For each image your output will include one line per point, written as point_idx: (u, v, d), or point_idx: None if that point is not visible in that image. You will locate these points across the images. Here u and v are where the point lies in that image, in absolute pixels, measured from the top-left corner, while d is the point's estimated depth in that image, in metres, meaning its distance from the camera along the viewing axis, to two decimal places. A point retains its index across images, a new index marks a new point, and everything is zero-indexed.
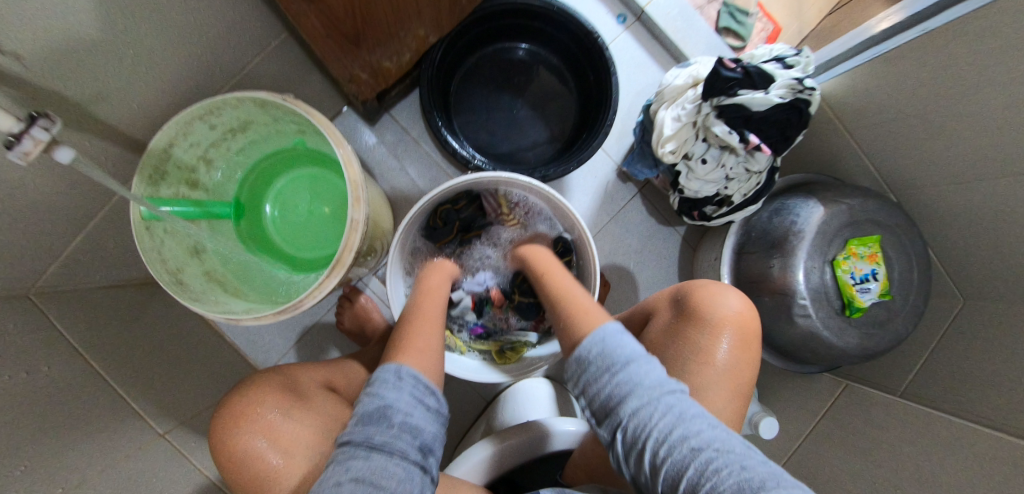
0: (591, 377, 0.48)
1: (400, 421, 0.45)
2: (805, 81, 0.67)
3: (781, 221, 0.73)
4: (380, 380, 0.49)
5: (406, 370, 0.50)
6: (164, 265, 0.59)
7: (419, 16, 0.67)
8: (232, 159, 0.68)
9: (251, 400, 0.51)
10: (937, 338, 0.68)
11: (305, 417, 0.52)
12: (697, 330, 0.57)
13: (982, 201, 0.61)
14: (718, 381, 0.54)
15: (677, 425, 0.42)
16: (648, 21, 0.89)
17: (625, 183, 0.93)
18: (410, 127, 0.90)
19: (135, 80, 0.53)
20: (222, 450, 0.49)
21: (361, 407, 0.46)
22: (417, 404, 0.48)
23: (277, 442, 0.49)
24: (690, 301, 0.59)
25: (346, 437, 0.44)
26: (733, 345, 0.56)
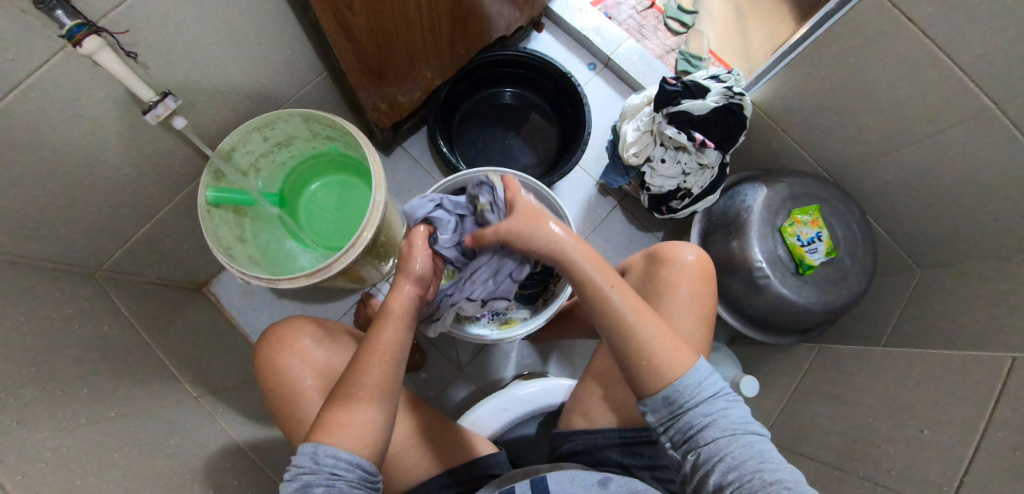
0: (676, 410, 0.47)
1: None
2: (733, 89, 0.82)
3: (733, 203, 0.85)
4: (296, 467, 0.44)
5: (323, 451, 0.44)
6: (218, 242, 0.72)
7: (427, 59, 0.87)
8: (275, 169, 0.84)
9: (292, 329, 0.65)
10: (912, 290, 0.77)
11: (333, 346, 0.65)
12: (668, 268, 0.67)
13: (908, 161, 0.74)
14: (687, 306, 0.63)
15: (756, 460, 0.42)
16: (614, 66, 1.10)
17: (605, 196, 1.07)
18: (419, 156, 1.07)
19: (216, 97, 0.71)
20: (269, 361, 0.62)
21: (284, 491, 0.43)
22: (337, 484, 0.43)
23: (307, 361, 0.62)
24: (660, 250, 0.70)
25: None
26: (698, 280, 0.65)
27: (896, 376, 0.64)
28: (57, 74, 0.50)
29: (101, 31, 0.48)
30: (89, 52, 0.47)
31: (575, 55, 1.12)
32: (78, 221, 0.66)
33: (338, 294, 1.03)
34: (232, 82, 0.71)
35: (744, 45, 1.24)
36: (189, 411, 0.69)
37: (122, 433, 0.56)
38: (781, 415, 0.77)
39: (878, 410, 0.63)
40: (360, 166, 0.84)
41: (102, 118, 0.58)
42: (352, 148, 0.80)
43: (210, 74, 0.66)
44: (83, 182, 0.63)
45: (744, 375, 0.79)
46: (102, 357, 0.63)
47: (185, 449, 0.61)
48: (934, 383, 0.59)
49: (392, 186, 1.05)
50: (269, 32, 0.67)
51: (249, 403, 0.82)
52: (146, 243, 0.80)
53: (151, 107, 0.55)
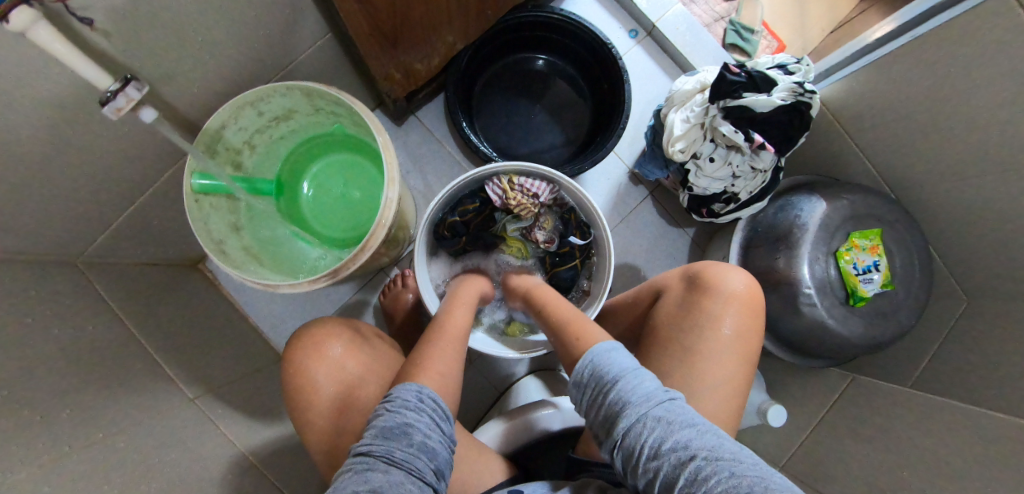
0: (594, 399, 0.50)
1: (418, 440, 0.44)
2: (806, 84, 0.71)
3: (785, 216, 0.76)
4: (399, 400, 0.47)
5: (427, 393, 0.48)
6: (209, 236, 0.64)
7: (448, 22, 0.74)
8: (272, 146, 0.73)
9: (323, 334, 0.58)
10: (953, 326, 0.71)
11: (369, 357, 0.59)
12: (711, 299, 0.59)
13: (976, 195, 0.65)
14: (729, 347, 0.56)
15: (666, 436, 0.43)
16: (658, 35, 0.96)
17: (636, 185, 0.98)
18: (434, 128, 0.96)
19: (199, 66, 0.59)
20: (293, 368, 0.56)
21: (381, 419, 0.45)
22: (432, 435, 0.45)
23: (344, 367, 0.56)
24: (704, 276, 0.60)
25: (364, 448, 0.42)
26: (744, 317, 0.58)
27: (940, 429, 0.61)
28: None
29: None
30: (22, 27, 0.36)
31: (615, 18, 0.97)
32: (48, 212, 0.58)
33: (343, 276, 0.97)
34: (218, 48, 0.59)
35: (801, 18, 1.08)
36: (186, 416, 0.65)
37: (114, 457, 0.52)
38: (804, 444, 0.75)
39: (917, 465, 0.60)
40: (370, 147, 0.73)
41: (58, 97, 0.48)
42: (362, 129, 0.69)
43: (189, 39, 0.54)
44: (46, 167, 0.54)
45: (772, 401, 0.76)
46: (86, 365, 0.57)
47: (185, 467, 0.58)
48: (985, 448, 0.55)
49: (403, 161, 0.95)
50: None
51: (250, 397, 0.79)
52: (130, 223, 0.71)
53: (108, 99, 0.44)
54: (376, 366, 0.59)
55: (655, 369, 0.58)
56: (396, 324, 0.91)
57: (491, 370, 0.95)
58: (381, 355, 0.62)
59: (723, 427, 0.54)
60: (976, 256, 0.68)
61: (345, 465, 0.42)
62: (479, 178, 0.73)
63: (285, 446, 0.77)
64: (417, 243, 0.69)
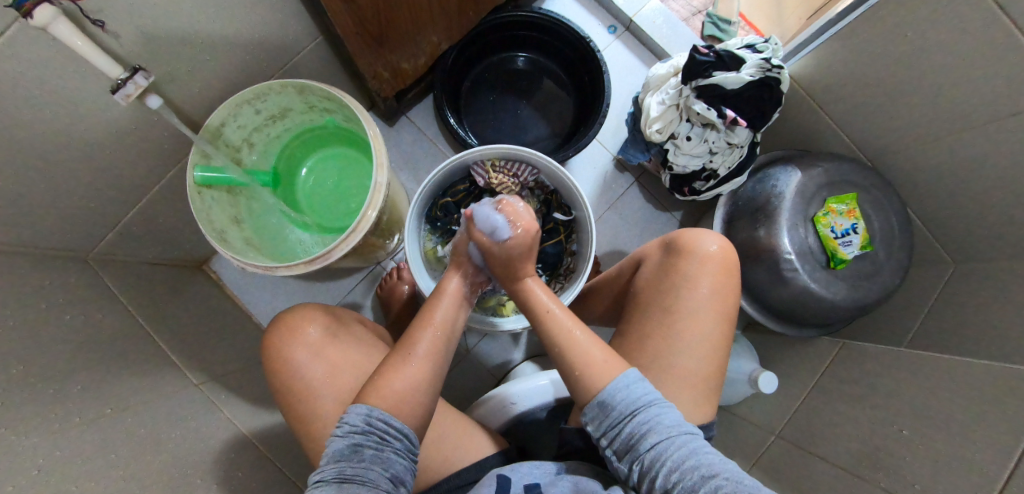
0: (612, 417, 0.48)
1: (370, 455, 0.45)
2: (772, 60, 0.74)
3: (763, 187, 0.79)
4: (348, 424, 0.47)
5: (377, 414, 0.48)
6: (212, 225, 0.68)
7: (432, 22, 0.79)
8: (270, 143, 0.78)
9: (303, 318, 0.61)
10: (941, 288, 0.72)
11: (347, 341, 0.61)
12: (687, 261, 0.61)
13: (950, 157, 0.68)
14: (706, 304, 0.59)
15: (693, 458, 0.43)
16: (636, 30, 1.00)
17: (622, 172, 1.01)
18: (425, 127, 1.00)
19: (199, 67, 0.64)
20: (275, 350, 0.59)
21: (331, 447, 0.46)
22: (384, 449, 0.47)
23: (322, 354, 0.58)
24: (679, 241, 0.63)
25: (316, 480, 0.44)
26: (720, 276, 0.60)
27: (925, 383, 0.61)
28: (12, 47, 0.44)
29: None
30: (43, 24, 0.41)
31: (595, 16, 1.02)
32: (60, 206, 0.62)
33: (342, 272, 1.00)
34: (216, 50, 0.64)
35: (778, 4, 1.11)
36: (190, 400, 0.68)
37: (121, 430, 0.54)
38: (796, 412, 0.75)
39: (904, 418, 0.60)
40: (360, 140, 0.77)
41: (72, 93, 0.53)
42: (352, 122, 0.73)
43: (191, 41, 0.59)
44: (60, 162, 0.58)
45: (762, 369, 0.76)
46: (97, 348, 0.60)
47: (188, 444, 0.60)
48: (968, 394, 0.56)
49: (397, 159, 0.99)
50: None
51: (253, 387, 0.81)
52: (138, 221, 0.76)
53: (119, 85, 0.50)
54: (354, 352, 0.61)
55: (637, 333, 0.61)
56: (393, 314, 0.94)
57: (487, 358, 0.97)
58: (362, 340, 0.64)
59: (705, 383, 0.56)
60: (971, 216, 0.69)
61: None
62: (466, 165, 0.77)
63: (286, 433, 0.79)
64: (409, 227, 0.72)
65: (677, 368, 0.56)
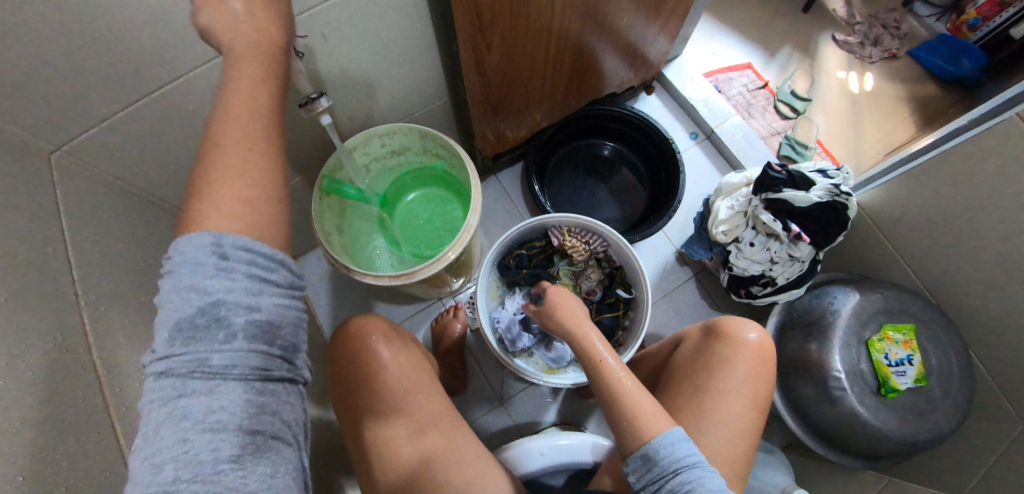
0: (656, 472, 0.51)
1: (235, 324, 0.35)
2: (841, 187, 0.80)
3: (819, 302, 0.81)
4: (190, 260, 0.35)
5: (228, 241, 0.36)
6: (323, 228, 0.80)
7: (540, 103, 0.94)
8: (383, 173, 0.93)
9: (365, 325, 0.68)
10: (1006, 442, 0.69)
11: (400, 353, 0.68)
12: (724, 345, 0.68)
13: (1018, 304, 0.70)
14: (738, 389, 0.64)
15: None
16: (715, 139, 1.10)
17: (682, 265, 1.06)
18: (509, 189, 1.13)
19: (354, 103, 0.80)
20: (339, 346, 0.67)
21: (167, 310, 0.34)
22: (254, 300, 0.36)
23: (376, 360, 0.65)
24: (718, 324, 0.70)
25: (161, 357, 0.34)
26: (752, 366, 0.66)
27: None
28: None
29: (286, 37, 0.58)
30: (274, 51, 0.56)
31: (680, 121, 1.14)
32: None
33: (406, 298, 1.09)
34: (370, 94, 0.80)
35: (855, 140, 1.21)
36: None
37: None
38: None
39: None
40: (460, 185, 0.90)
41: None
42: (457, 169, 0.86)
43: (356, 85, 0.76)
44: None
45: (797, 487, 0.74)
46: None
47: None
48: None
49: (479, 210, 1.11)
50: (414, 57, 0.76)
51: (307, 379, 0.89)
52: None
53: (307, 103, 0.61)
54: (405, 368, 0.67)
55: (668, 403, 0.67)
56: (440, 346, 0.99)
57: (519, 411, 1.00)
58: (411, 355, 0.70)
59: (726, 465, 0.61)
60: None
61: (148, 385, 0.34)
62: (544, 226, 0.86)
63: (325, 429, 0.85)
64: (484, 268, 0.81)
65: (701, 444, 0.61)
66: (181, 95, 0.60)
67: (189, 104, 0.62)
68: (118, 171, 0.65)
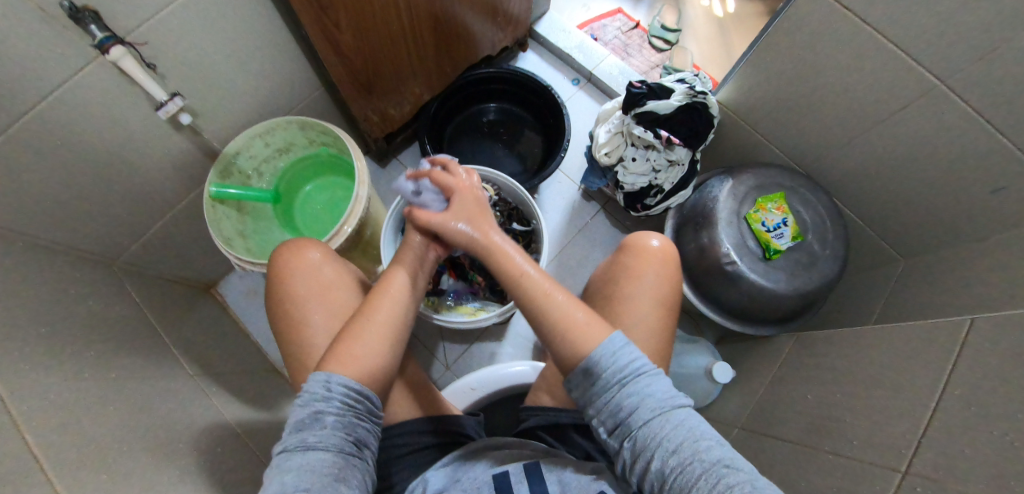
0: (600, 389, 0.50)
1: (331, 423, 0.50)
2: (696, 87, 0.86)
3: (703, 196, 0.86)
4: (309, 393, 0.51)
5: (336, 381, 0.52)
6: (219, 233, 0.80)
7: (412, 75, 0.97)
8: (276, 174, 0.93)
9: (307, 244, 0.68)
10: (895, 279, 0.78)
11: (344, 270, 0.69)
12: (628, 257, 0.73)
13: (863, 152, 0.77)
14: (643, 289, 0.69)
15: (688, 442, 0.46)
16: (596, 81, 1.16)
17: (588, 200, 1.11)
18: (413, 168, 1.15)
19: (224, 108, 0.82)
20: (279, 267, 0.66)
21: (294, 416, 0.50)
22: (346, 415, 0.51)
23: (323, 269, 0.66)
24: (625, 242, 0.76)
25: (285, 446, 0.49)
26: (658, 267, 0.71)
27: (866, 355, 0.63)
28: (87, 80, 0.61)
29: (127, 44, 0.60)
30: (116, 59, 0.60)
31: (560, 72, 1.20)
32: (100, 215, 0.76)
33: None
34: (239, 96, 0.82)
35: (728, 58, 1.31)
36: (185, 386, 0.75)
37: (120, 393, 0.62)
38: (759, 403, 0.75)
39: (849, 388, 0.61)
40: (351, 167, 0.92)
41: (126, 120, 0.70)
42: (342, 151, 0.88)
43: (220, 88, 0.77)
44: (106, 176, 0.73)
45: (718, 362, 0.78)
46: (107, 331, 0.70)
47: (173, 416, 0.67)
48: (899, 356, 0.58)
49: (387, 196, 1.13)
50: (272, 51, 0.78)
51: (246, 390, 0.88)
52: (162, 240, 0.90)
53: (162, 105, 0.68)
54: (348, 281, 0.68)
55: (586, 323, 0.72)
56: None
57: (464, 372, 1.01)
58: (356, 272, 0.71)
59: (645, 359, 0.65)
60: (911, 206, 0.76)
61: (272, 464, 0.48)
62: None
63: (268, 432, 0.85)
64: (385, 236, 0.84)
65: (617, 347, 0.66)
66: (36, 127, 0.61)
67: (41, 131, 0.62)
68: (6, 221, 0.64)
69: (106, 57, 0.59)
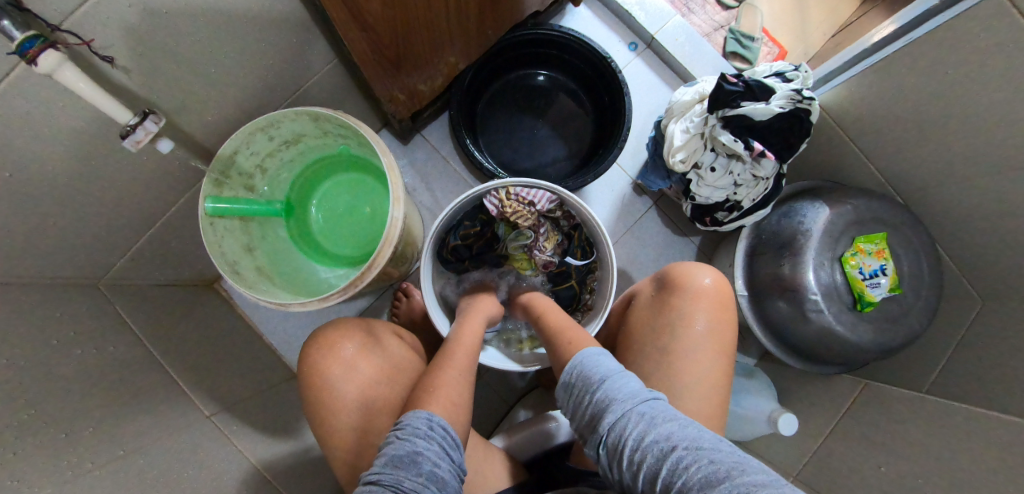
0: (580, 394, 0.51)
1: (429, 469, 0.44)
2: (804, 92, 0.71)
3: (789, 222, 0.76)
4: (409, 428, 0.47)
5: (437, 421, 0.48)
6: (224, 257, 0.66)
7: (450, 43, 0.76)
8: (283, 169, 0.76)
9: (337, 334, 0.61)
10: (964, 329, 0.70)
11: (381, 357, 0.62)
12: (680, 296, 0.63)
13: (974, 197, 0.67)
14: (702, 340, 0.59)
15: (649, 430, 0.43)
16: (657, 47, 0.97)
17: (640, 195, 0.98)
18: (439, 146, 0.98)
19: (211, 94, 0.63)
20: (311, 371, 0.59)
21: (390, 448, 0.45)
22: (443, 462, 0.46)
23: (355, 367, 0.59)
24: (671, 275, 0.66)
25: (376, 473, 0.43)
26: (715, 309, 0.62)
27: (954, 435, 0.60)
28: (19, 91, 0.43)
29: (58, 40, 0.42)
30: (48, 70, 0.40)
31: (615, 32, 0.99)
32: (68, 237, 0.61)
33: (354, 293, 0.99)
34: (229, 76, 0.62)
35: (801, 21, 1.10)
36: (203, 432, 0.67)
37: (136, 473, 0.54)
38: (819, 454, 0.74)
39: (935, 475, 0.59)
40: (377, 166, 0.75)
41: (79, 126, 0.51)
42: (368, 149, 0.71)
43: (201, 71, 0.58)
44: (70, 196, 0.57)
45: (782, 409, 0.75)
46: (107, 384, 0.60)
47: (199, 482, 0.59)
48: (998, 452, 0.55)
49: (409, 179, 0.97)
50: (269, 19, 0.58)
51: (267, 414, 0.81)
52: (148, 247, 0.75)
53: (128, 133, 0.49)
54: (388, 368, 0.61)
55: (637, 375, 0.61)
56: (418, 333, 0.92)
57: (498, 381, 0.95)
58: (395, 357, 0.64)
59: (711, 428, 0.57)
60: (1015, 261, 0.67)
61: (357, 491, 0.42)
62: (481, 197, 0.74)
63: (299, 460, 0.79)
64: (423, 262, 0.70)
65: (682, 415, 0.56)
66: None
67: None
68: None
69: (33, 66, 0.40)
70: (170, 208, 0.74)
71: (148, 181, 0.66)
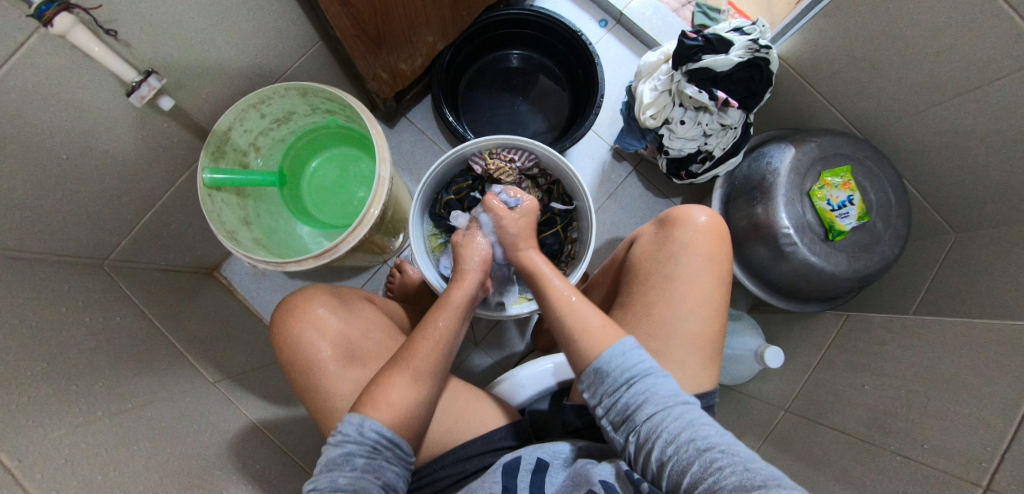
0: (607, 386, 0.50)
1: (361, 465, 0.48)
2: (760, 41, 0.75)
3: (758, 166, 0.80)
4: (342, 434, 0.50)
5: (369, 425, 0.50)
6: (222, 225, 0.69)
7: (427, 23, 0.81)
8: (274, 146, 0.80)
9: (303, 299, 0.63)
10: (943, 255, 0.74)
11: (350, 318, 0.64)
12: (682, 230, 0.65)
13: (933, 123, 0.71)
14: (703, 269, 0.62)
15: (687, 430, 0.45)
16: (626, 22, 1.02)
17: (619, 161, 1.02)
18: (424, 127, 1.03)
19: (204, 74, 0.67)
20: (281, 335, 0.61)
21: (325, 454, 0.49)
22: (376, 457, 0.49)
23: (325, 330, 0.60)
24: (671, 213, 0.67)
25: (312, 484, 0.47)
26: (714, 241, 0.64)
27: (929, 344, 0.62)
28: (34, 58, 0.48)
29: (74, 9, 0.46)
30: (62, 32, 0.45)
31: (585, 11, 1.04)
32: (75, 211, 0.65)
33: (348, 272, 1.02)
34: (221, 56, 0.67)
35: None
36: (208, 396, 0.69)
37: (141, 423, 0.56)
38: (806, 384, 0.75)
39: (910, 382, 0.60)
40: (363, 138, 0.80)
41: (86, 99, 0.56)
42: (354, 121, 0.76)
43: (196, 50, 0.63)
44: (78, 169, 0.61)
45: (767, 344, 0.77)
46: (113, 347, 0.62)
47: (205, 436, 0.62)
48: (967, 352, 0.57)
49: (397, 161, 1.01)
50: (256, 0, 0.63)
51: (269, 386, 0.83)
52: (149, 229, 0.78)
53: (135, 88, 0.56)
54: (357, 331, 0.63)
55: (639, 303, 0.63)
56: (412, 304, 0.95)
57: (494, 347, 0.98)
58: (368, 320, 0.66)
59: (709, 345, 0.61)
60: (976, 179, 0.69)
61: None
62: (467, 157, 0.78)
63: (300, 428, 0.81)
64: (414, 217, 0.73)
65: (683, 333, 0.60)
66: None
67: None
68: None
69: (49, 29, 0.45)
70: (168, 189, 0.78)
71: (147, 160, 0.71)
